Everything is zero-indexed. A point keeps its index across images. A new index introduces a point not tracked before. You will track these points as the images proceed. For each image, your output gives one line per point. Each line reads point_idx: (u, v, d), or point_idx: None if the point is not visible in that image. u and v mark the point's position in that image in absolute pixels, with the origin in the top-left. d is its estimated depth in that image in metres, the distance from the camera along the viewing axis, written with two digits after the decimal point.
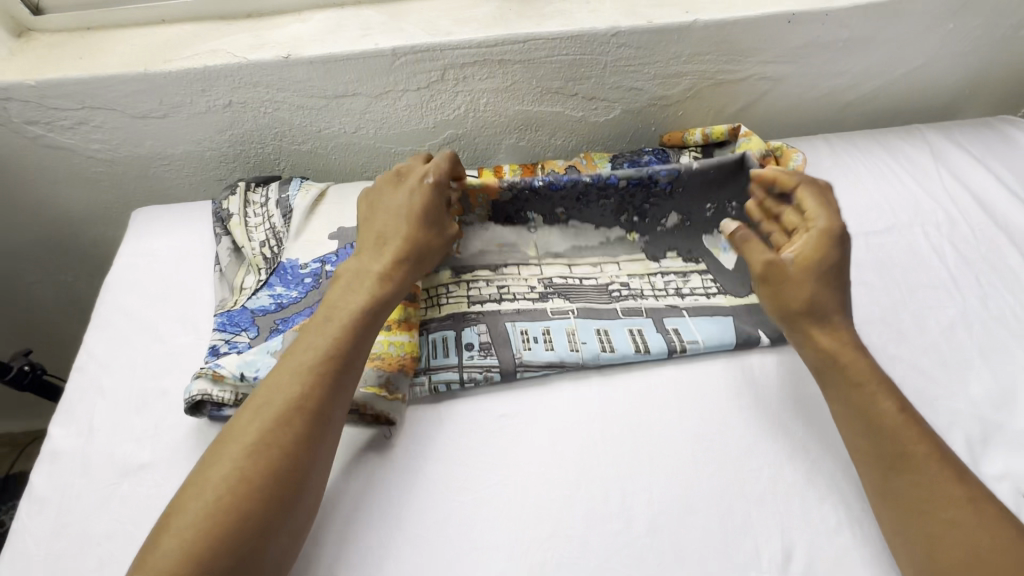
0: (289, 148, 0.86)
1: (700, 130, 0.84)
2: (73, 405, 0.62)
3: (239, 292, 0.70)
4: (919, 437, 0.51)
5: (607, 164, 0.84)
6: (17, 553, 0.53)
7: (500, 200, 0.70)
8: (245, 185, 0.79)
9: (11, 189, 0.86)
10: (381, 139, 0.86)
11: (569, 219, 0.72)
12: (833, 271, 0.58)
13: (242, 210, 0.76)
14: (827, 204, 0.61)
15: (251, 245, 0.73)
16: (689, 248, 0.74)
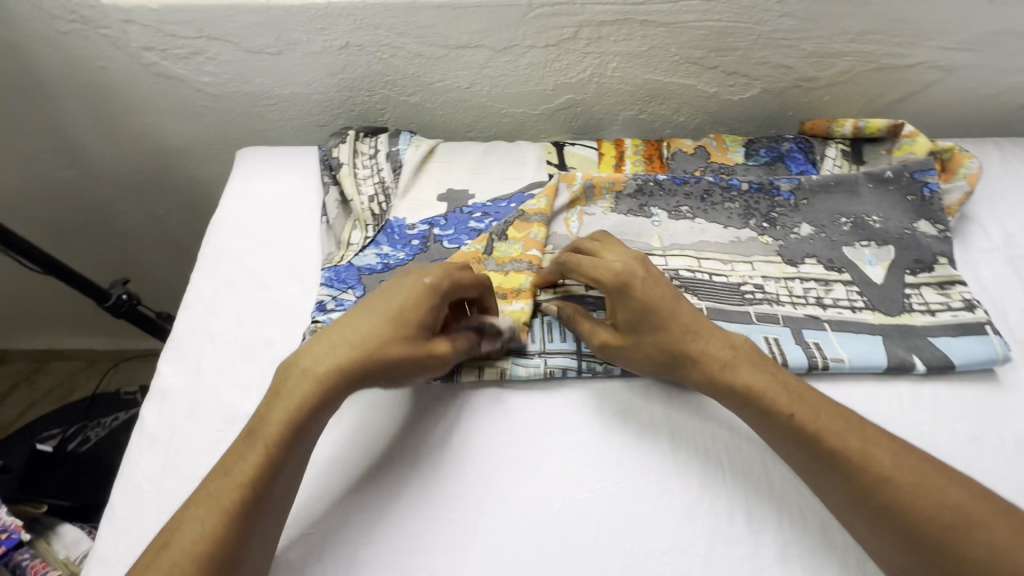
0: (398, 99, 0.81)
1: (852, 121, 0.74)
2: (182, 344, 0.61)
3: (345, 247, 0.67)
4: (866, 443, 0.48)
5: (740, 148, 0.76)
6: (130, 487, 0.53)
7: (624, 193, 0.70)
8: (354, 135, 0.75)
9: (119, 116, 0.85)
10: (494, 98, 0.80)
11: (694, 216, 0.69)
12: (665, 305, 0.54)
13: (351, 161, 0.73)
14: (599, 265, 0.56)
15: (360, 199, 0.70)
16: (831, 255, 0.66)
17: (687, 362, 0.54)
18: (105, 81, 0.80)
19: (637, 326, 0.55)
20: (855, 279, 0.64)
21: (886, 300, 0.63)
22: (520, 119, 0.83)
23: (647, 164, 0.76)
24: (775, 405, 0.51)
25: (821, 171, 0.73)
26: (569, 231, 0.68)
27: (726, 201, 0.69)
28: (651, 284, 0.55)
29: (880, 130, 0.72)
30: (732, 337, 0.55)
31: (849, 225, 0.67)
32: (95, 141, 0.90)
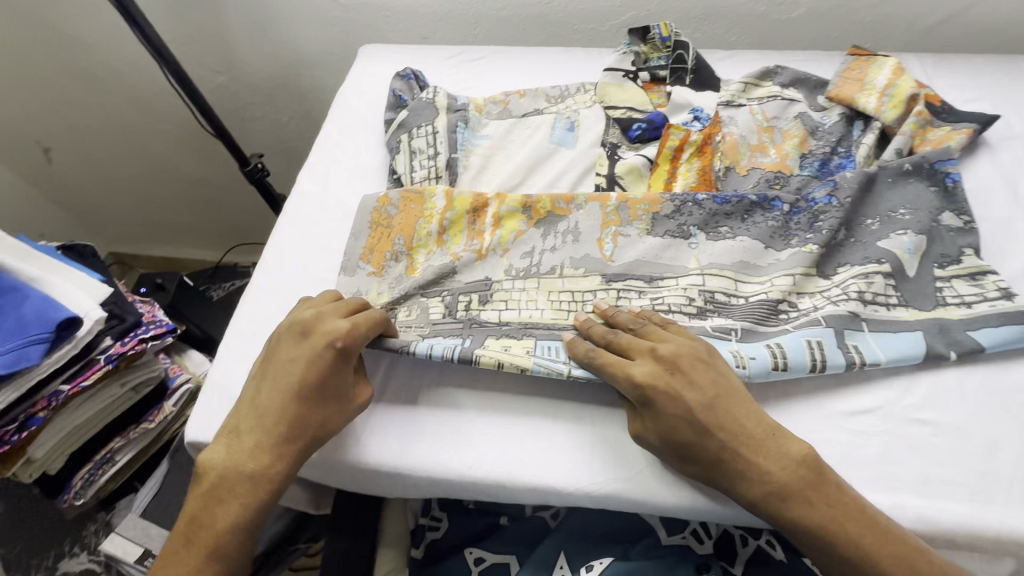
0: (489, 13, 0.98)
1: (876, 96, 0.75)
2: (315, 165, 0.79)
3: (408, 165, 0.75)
4: (879, 544, 0.47)
5: (796, 156, 0.73)
6: (276, 247, 0.72)
7: (660, 213, 0.67)
8: (408, 135, 0.76)
9: (267, 23, 1.07)
10: (569, 13, 0.95)
11: (734, 237, 0.66)
12: (682, 426, 0.51)
13: (410, 162, 0.75)
14: (700, 380, 0.52)
15: (412, 178, 0.74)
16: (865, 254, 0.63)
17: (723, 474, 0.50)
18: None
19: (673, 445, 0.51)
20: (894, 271, 0.61)
21: (919, 298, 0.61)
22: (589, 35, 0.98)
23: (702, 169, 0.73)
24: (792, 514, 0.48)
25: (860, 161, 0.72)
26: (602, 255, 0.66)
27: (767, 220, 0.66)
28: (675, 394, 0.51)
29: (894, 116, 0.73)
30: (788, 450, 0.50)
31: (876, 224, 0.65)
32: (244, 47, 1.12)
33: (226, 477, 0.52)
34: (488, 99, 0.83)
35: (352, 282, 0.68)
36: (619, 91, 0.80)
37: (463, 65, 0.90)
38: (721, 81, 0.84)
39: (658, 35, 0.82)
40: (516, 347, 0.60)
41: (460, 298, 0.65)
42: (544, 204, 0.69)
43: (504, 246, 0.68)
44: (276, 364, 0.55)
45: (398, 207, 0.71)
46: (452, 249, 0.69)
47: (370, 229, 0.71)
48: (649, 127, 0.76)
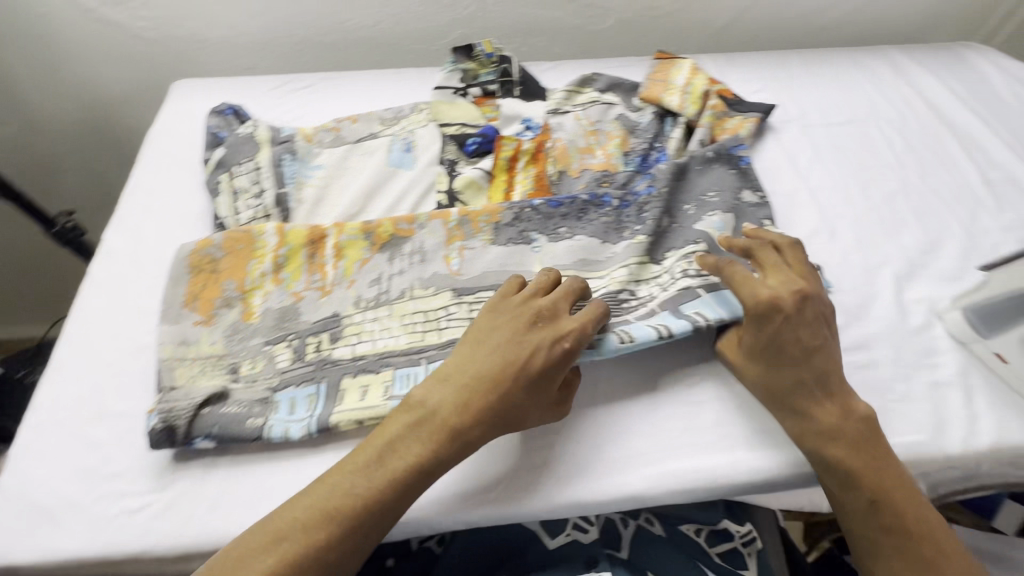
0: (314, 39, 0.95)
1: (678, 94, 0.83)
2: (125, 219, 0.71)
3: (233, 207, 0.69)
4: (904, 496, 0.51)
5: (619, 155, 0.78)
6: (81, 318, 0.63)
7: (502, 222, 0.69)
8: (227, 174, 0.71)
9: (58, 64, 0.94)
10: (398, 34, 0.95)
11: (572, 236, 0.68)
12: (794, 345, 0.56)
13: (234, 202, 0.70)
14: (818, 320, 0.58)
15: (238, 218, 0.68)
16: (685, 236, 0.69)
17: (792, 408, 0.55)
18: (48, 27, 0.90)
19: (758, 356, 0.57)
20: (710, 247, 0.67)
21: (734, 266, 0.66)
22: (423, 55, 0.99)
23: (538, 175, 0.76)
24: (837, 455, 0.53)
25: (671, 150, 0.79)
26: (449, 269, 0.65)
27: (600, 216, 0.70)
28: (790, 324, 0.56)
29: (694, 111, 0.82)
30: (854, 405, 0.55)
31: (693, 208, 0.72)
32: (33, 92, 0.97)
33: (404, 436, 0.50)
34: (319, 127, 0.79)
35: (175, 333, 0.60)
36: (452, 108, 0.81)
37: (292, 95, 0.86)
38: (547, 90, 0.88)
39: (482, 52, 0.85)
40: (374, 389, 0.57)
41: (308, 341, 0.60)
42: (387, 227, 0.67)
43: (350, 275, 0.65)
44: (485, 346, 0.54)
45: (223, 248, 0.65)
46: (293, 285, 0.64)
47: (190, 275, 0.64)
48: (484, 141, 0.78)
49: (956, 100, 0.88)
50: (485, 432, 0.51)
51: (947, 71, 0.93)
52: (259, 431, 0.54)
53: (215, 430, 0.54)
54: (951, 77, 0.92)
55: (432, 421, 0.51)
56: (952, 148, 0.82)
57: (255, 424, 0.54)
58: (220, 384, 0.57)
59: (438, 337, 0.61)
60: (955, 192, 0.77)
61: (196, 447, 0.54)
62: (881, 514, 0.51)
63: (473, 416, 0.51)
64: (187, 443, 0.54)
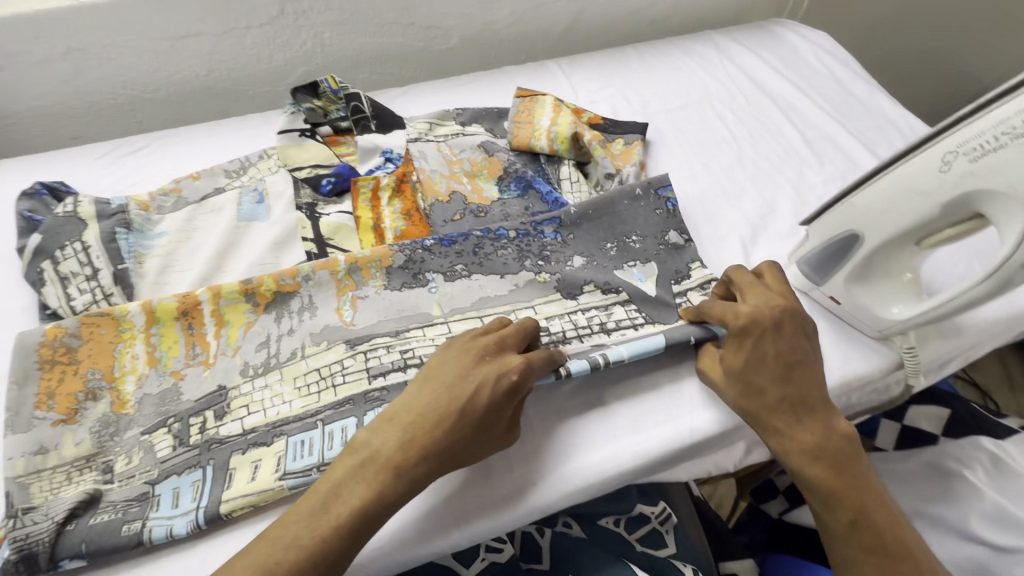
0: (142, 96, 0.88)
1: (546, 135, 0.80)
2: None
3: (65, 295, 0.62)
4: (879, 509, 0.53)
5: (492, 185, 0.79)
6: None
7: (394, 266, 0.68)
8: (51, 261, 0.64)
9: None
10: (236, 80, 0.91)
11: (471, 274, 0.69)
12: (768, 365, 0.56)
13: (65, 289, 0.63)
14: (801, 333, 0.57)
15: (74, 306, 0.62)
16: (605, 279, 0.70)
17: (774, 426, 0.56)
18: None
19: (742, 378, 0.57)
20: (630, 296, 0.69)
21: (662, 311, 0.68)
22: (269, 97, 0.95)
23: (405, 208, 0.76)
24: (819, 475, 0.54)
25: (563, 195, 0.79)
26: (343, 321, 0.64)
27: (498, 249, 0.71)
28: (761, 345, 0.56)
29: (569, 153, 0.80)
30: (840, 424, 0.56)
31: (614, 249, 0.73)
32: None
33: (355, 487, 0.48)
34: (156, 192, 0.74)
35: (30, 441, 0.54)
36: (301, 151, 0.78)
37: (122, 160, 0.80)
38: (405, 117, 0.87)
39: (327, 88, 0.82)
40: (266, 462, 0.55)
41: (190, 423, 0.57)
42: (268, 285, 0.64)
43: (234, 342, 0.62)
44: (436, 385, 0.52)
45: (81, 336, 0.59)
46: (171, 364, 0.60)
47: (41, 370, 0.57)
48: (339, 180, 0.76)
49: (773, 71, 0.97)
50: (427, 473, 0.49)
51: (763, 47, 1.03)
52: (138, 537, 0.50)
53: (83, 549, 0.50)
54: (767, 53, 1.02)
55: (373, 464, 0.49)
56: (775, 116, 0.90)
57: (132, 529, 0.51)
58: (88, 488, 0.53)
59: (334, 395, 0.59)
60: (782, 155, 0.85)
61: (63, 568, 0.50)
62: (859, 528, 0.52)
63: (414, 460, 0.49)
64: (52, 566, 0.49)
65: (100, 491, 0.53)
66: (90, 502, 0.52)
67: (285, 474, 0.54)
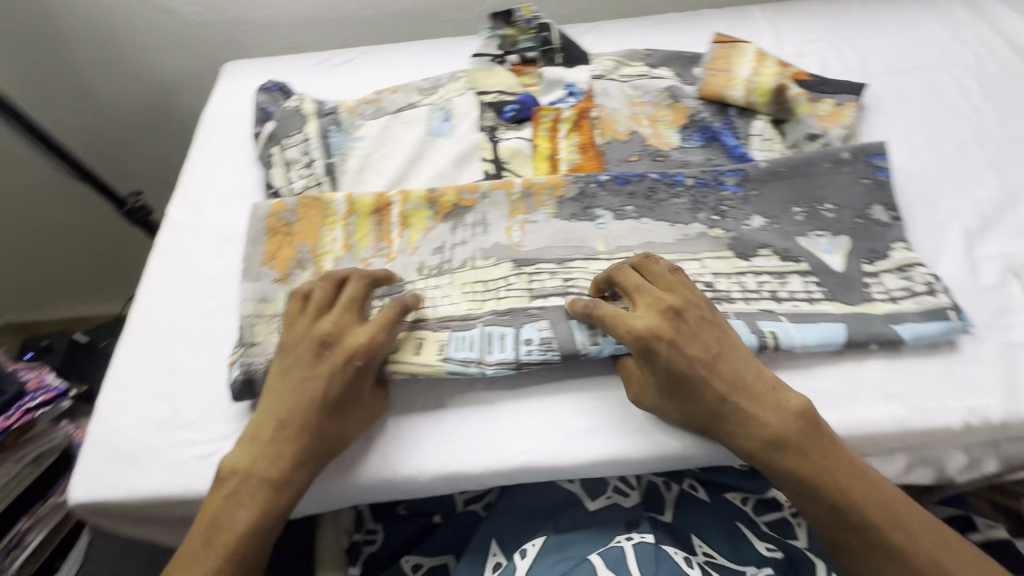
0: (353, 14, 0.96)
1: (743, 84, 0.74)
2: (186, 193, 0.76)
3: (286, 178, 0.72)
4: (872, 495, 0.50)
5: (673, 132, 0.75)
6: (150, 285, 0.68)
7: (566, 196, 0.68)
8: (278, 146, 0.73)
9: (121, 53, 1.00)
10: (434, 5, 0.95)
11: (640, 217, 0.67)
12: (690, 369, 0.53)
13: (287, 171, 0.72)
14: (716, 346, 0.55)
15: (292, 188, 0.71)
16: (786, 245, 0.64)
17: (724, 424, 0.53)
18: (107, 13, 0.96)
19: (667, 390, 0.54)
20: (812, 267, 0.63)
21: (845, 290, 0.61)
22: (460, 24, 0.98)
23: (581, 142, 0.75)
24: (789, 464, 0.51)
25: (751, 151, 0.72)
26: (511, 241, 0.66)
27: (672, 197, 0.68)
28: (677, 347, 0.53)
29: (767, 105, 0.73)
30: (790, 399, 0.53)
31: (802, 214, 0.66)
32: (101, 79, 1.04)
33: (258, 458, 0.52)
34: (360, 100, 0.81)
35: (255, 290, 0.64)
36: (489, 75, 0.81)
37: (332, 69, 0.88)
38: (591, 54, 0.85)
39: (521, 17, 0.84)
40: (430, 344, 0.60)
41: (374, 305, 0.63)
42: (450, 197, 0.68)
43: (414, 243, 0.67)
44: (297, 371, 0.55)
45: (297, 213, 0.68)
46: (361, 252, 0.66)
47: (267, 235, 0.67)
48: (521, 108, 0.78)
49: None
50: (333, 418, 0.54)
51: None
52: None
53: None
54: None
55: (281, 436, 0.53)
56: None
57: None
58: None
59: (496, 304, 0.62)
60: None
61: None
62: (846, 515, 0.50)
63: (303, 418, 0.53)
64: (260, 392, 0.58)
65: None
66: None
67: (450, 365, 0.58)
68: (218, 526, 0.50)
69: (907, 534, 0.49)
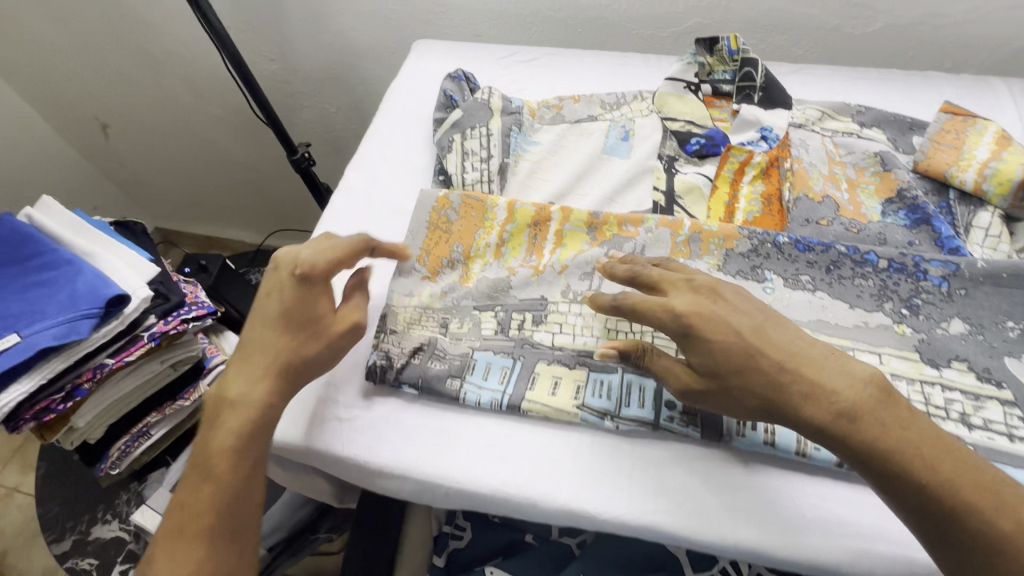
0: (546, 14, 0.96)
1: (977, 167, 0.65)
2: (363, 160, 0.79)
3: (461, 169, 0.72)
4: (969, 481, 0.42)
5: (876, 204, 0.68)
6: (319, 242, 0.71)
7: (735, 251, 0.63)
8: (461, 135, 0.74)
9: (323, 15, 1.08)
10: (628, 17, 0.93)
11: (816, 290, 0.61)
12: (736, 351, 0.46)
13: (462, 162, 0.72)
14: (759, 330, 0.47)
15: (464, 178, 0.72)
16: (988, 364, 0.55)
17: (785, 409, 0.45)
18: None
19: (716, 374, 0.47)
20: (1018, 399, 0.54)
21: None
22: (646, 40, 0.95)
23: (766, 192, 0.70)
24: (869, 436, 0.43)
25: (967, 246, 0.63)
26: None
27: (857, 276, 0.61)
28: (721, 320, 0.47)
29: (1004, 198, 0.64)
30: (851, 372, 0.45)
31: (1016, 331, 0.57)
32: (299, 34, 1.12)
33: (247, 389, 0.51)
34: (541, 103, 0.81)
35: (404, 286, 0.64)
36: (680, 103, 0.77)
37: (518, 65, 0.90)
38: (794, 99, 0.79)
39: (726, 47, 0.79)
40: (565, 383, 0.57)
41: (512, 316, 0.62)
42: (611, 226, 0.66)
43: (564, 261, 0.65)
44: (270, 289, 0.54)
45: (459, 212, 0.68)
46: (509, 262, 0.66)
47: (427, 229, 0.67)
48: (709, 143, 0.73)
49: None
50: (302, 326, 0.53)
51: None
52: (458, 394, 0.56)
53: (420, 382, 0.57)
54: None
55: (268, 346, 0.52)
56: None
57: (453, 386, 0.57)
58: (429, 334, 0.61)
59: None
60: None
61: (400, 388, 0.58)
62: (932, 501, 0.42)
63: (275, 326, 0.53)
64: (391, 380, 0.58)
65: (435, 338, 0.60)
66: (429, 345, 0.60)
67: (582, 404, 0.55)
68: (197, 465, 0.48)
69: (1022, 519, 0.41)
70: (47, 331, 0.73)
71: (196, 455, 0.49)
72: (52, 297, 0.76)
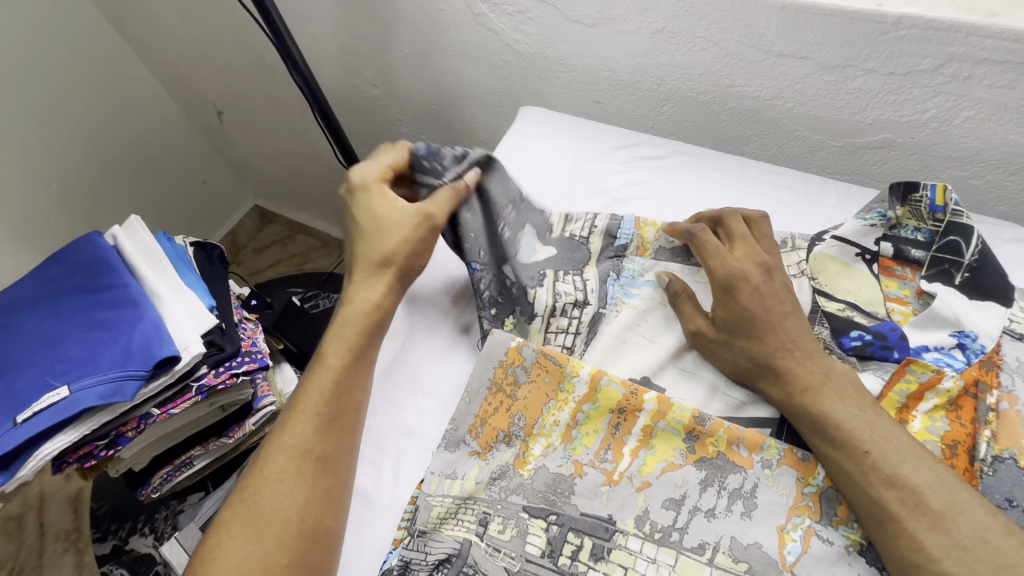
0: (685, 94, 0.78)
1: None
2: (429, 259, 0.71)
3: (548, 312, 0.60)
4: (936, 483, 0.44)
5: None
6: None
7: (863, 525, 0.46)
8: (554, 271, 0.63)
9: (430, 53, 0.97)
10: (794, 116, 0.73)
11: None
12: (764, 314, 0.53)
13: (552, 305, 0.61)
14: (785, 313, 0.54)
15: (547, 322, 0.60)
16: None
17: (767, 372, 0.52)
18: (439, 23, 0.91)
19: (733, 329, 0.54)
20: None
21: None
22: (813, 145, 0.75)
23: (949, 435, 0.49)
24: (826, 406, 0.49)
25: None
26: (780, 555, 0.46)
27: None
28: (759, 294, 0.54)
29: None
30: (830, 365, 0.51)
31: None
32: (404, 66, 1.02)
33: (306, 436, 0.52)
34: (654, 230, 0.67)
35: (447, 463, 0.55)
36: (844, 274, 0.59)
37: (638, 162, 0.75)
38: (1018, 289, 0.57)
39: (927, 198, 0.58)
40: None
41: (567, 538, 0.50)
42: (718, 439, 0.50)
43: (645, 475, 0.51)
44: (352, 305, 0.58)
45: (529, 374, 0.56)
46: (578, 451, 0.53)
47: (489, 391, 0.57)
48: (877, 341, 0.55)
49: None
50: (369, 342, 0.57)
51: None
52: None
53: None
54: None
55: (334, 372, 0.55)
56: None
57: None
58: (464, 538, 0.51)
59: None
60: None
61: None
62: (883, 483, 0.44)
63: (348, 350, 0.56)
64: None
65: (467, 547, 0.51)
66: (457, 558, 0.50)
67: None
68: (256, 521, 0.48)
69: (977, 523, 0.42)
70: (94, 388, 0.71)
71: (256, 494, 0.50)
72: (108, 348, 0.75)
